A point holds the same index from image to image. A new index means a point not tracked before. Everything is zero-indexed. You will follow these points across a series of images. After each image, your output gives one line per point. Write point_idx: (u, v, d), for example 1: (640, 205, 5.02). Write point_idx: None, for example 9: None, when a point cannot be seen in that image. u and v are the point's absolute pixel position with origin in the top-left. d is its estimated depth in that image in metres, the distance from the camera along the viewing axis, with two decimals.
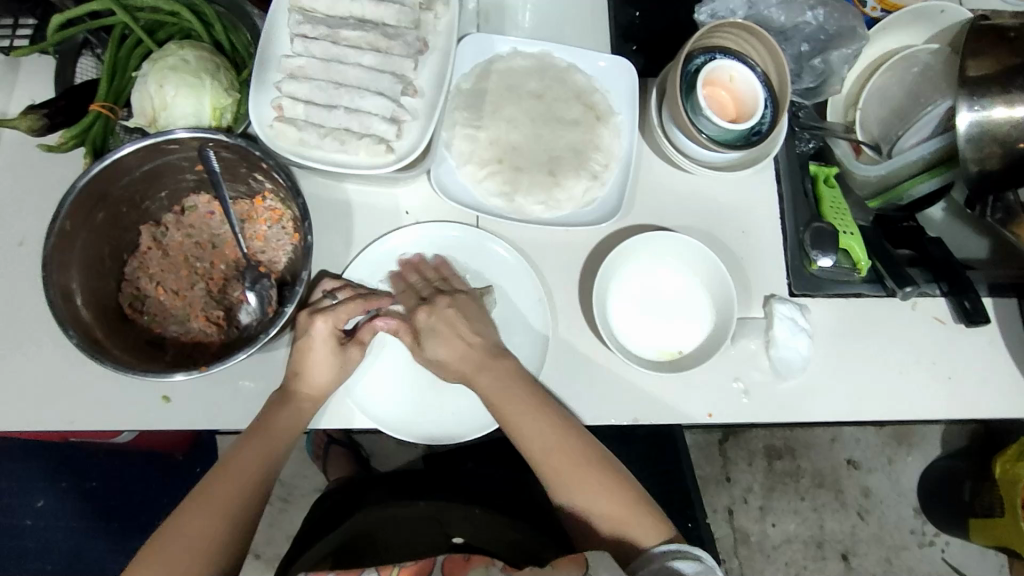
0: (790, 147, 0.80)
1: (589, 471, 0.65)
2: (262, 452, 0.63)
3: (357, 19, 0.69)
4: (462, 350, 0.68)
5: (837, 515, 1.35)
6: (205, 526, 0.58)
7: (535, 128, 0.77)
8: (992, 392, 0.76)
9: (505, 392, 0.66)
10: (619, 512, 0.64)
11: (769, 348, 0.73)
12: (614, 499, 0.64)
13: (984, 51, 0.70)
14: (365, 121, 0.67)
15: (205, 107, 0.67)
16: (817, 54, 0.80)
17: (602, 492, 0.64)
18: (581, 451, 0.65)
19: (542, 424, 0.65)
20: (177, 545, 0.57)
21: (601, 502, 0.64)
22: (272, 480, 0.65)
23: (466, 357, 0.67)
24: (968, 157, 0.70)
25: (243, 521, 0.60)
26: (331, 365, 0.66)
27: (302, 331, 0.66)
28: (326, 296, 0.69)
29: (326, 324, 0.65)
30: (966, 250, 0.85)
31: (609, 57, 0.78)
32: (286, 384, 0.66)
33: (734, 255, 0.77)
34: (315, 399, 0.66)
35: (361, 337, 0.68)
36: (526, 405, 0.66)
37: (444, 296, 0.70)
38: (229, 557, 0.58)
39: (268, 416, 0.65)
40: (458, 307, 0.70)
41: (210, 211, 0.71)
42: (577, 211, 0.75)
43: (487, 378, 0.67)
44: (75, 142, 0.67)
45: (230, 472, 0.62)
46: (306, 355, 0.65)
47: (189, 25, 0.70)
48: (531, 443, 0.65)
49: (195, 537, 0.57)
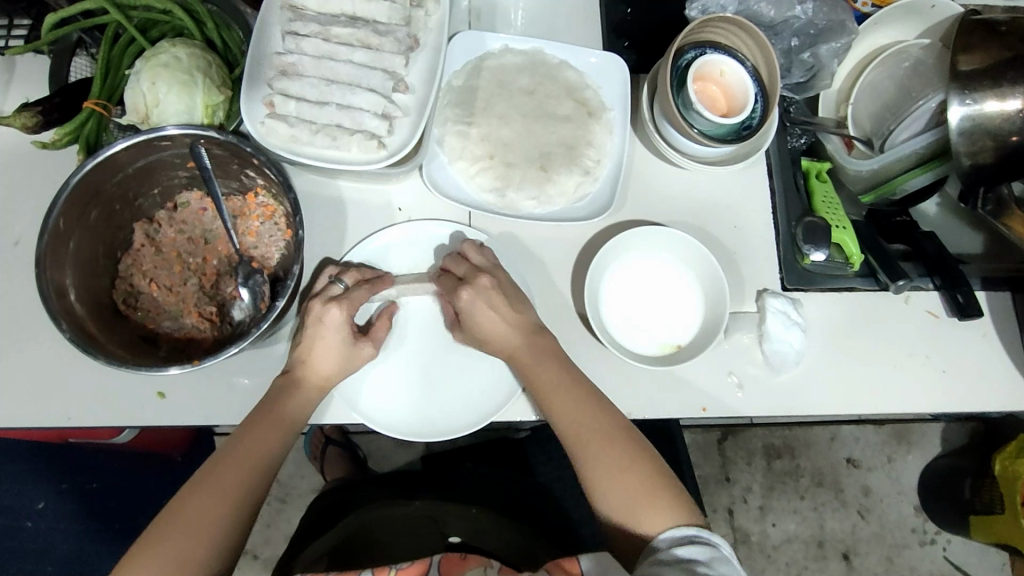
0: (782, 141, 0.80)
1: (615, 451, 0.62)
2: (269, 435, 0.62)
3: (348, 16, 0.70)
4: (510, 324, 0.68)
5: (837, 514, 1.34)
6: (211, 506, 0.57)
7: (527, 124, 0.77)
8: (988, 387, 0.76)
9: (539, 367, 0.66)
10: (636, 495, 0.60)
11: (762, 341, 0.73)
12: (637, 483, 0.60)
13: (974, 46, 0.70)
14: (357, 118, 0.67)
15: (197, 104, 0.68)
16: (806, 48, 0.80)
17: (624, 473, 0.61)
18: (608, 431, 0.63)
19: (573, 400, 0.64)
20: (183, 526, 0.55)
21: (620, 484, 0.60)
22: (281, 462, 0.64)
23: (507, 337, 0.67)
24: (962, 149, 0.70)
25: (251, 502, 0.59)
26: (341, 358, 0.67)
27: (315, 321, 0.66)
28: (332, 281, 0.69)
29: (342, 311, 0.66)
30: (960, 244, 0.86)
31: (600, 54, 0.79)
32: (292, 368, 0.66)
33: (727, 250, 0.77)
34: (317, 381, 0.66)
35: (376, 333, 0.69)
36: (558, 382, 0.65)
37: (486, 275, 0.68)
38: (234, 539, 0.57)
39: (278, 400, 0.65)
40: (501, 286, 0.69)
41: (203, 207, 0.72)
42: (569, 206, 0.75)
43: (524, 351, 0.67)
44: (70, 138, 0.68)
45: (240, 453, 0.60)
46: (319, 343, 0.66)
47: (181, 23, 0.71)
48: (563, 422, 0.64)
49: (200, 517, 0.56)
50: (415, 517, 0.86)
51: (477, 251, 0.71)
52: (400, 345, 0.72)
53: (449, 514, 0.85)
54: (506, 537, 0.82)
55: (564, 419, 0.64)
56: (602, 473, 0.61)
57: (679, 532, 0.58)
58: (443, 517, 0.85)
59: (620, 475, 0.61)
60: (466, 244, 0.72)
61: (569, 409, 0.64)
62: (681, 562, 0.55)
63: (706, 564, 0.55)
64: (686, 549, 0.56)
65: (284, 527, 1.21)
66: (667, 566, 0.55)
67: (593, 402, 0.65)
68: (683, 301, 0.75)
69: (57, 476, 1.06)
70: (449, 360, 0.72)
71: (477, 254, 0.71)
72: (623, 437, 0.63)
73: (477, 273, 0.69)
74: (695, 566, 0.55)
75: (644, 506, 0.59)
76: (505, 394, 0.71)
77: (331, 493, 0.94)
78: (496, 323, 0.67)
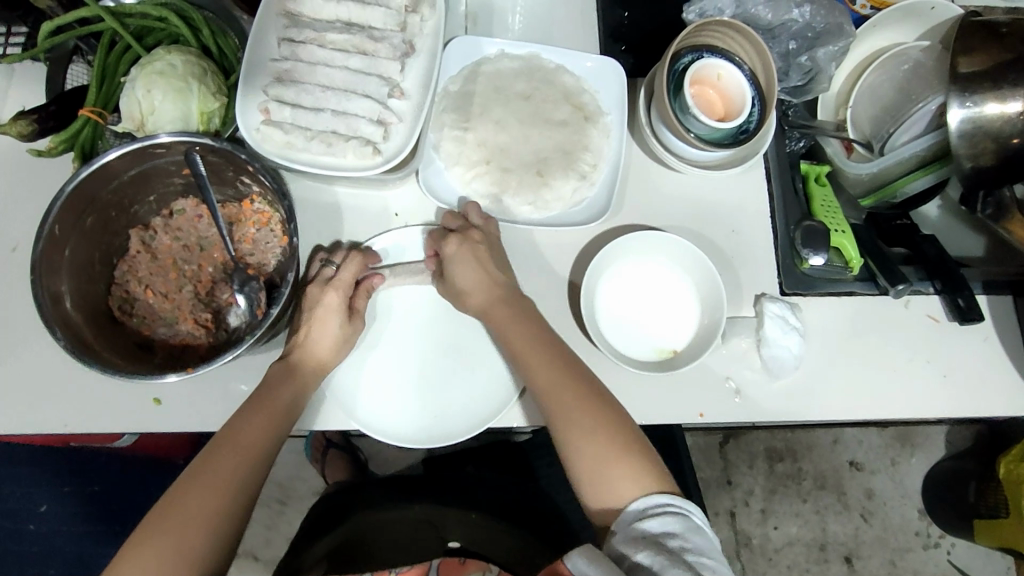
0: (779, 145, 0.80)
1: (588, 414, 0.62)
2: (263, 425, 0.62)
3: (344, 22, 0.70)
4: (490, 287, 0.69)
5: (840, 517, 1.33)
6: (206, 501, 0.56)
7: (524, 129, 0.77)
8: (989, 391, 0.75)
9: (518, 334, 0.66)
10: (609, 463, 0.60)
11: (760, 346, 0.72)
12: (611, 451, 0.60)
13: (975, 48, 0.70)
14: (352, 124, 0.67)
15: (192, 112, 0.68)
16: (805, 51, 0.79)
17: (598, 441, 0.60)
18: (586, 399, 0.62)
19: (552, 367, 0.64)
20: (176, 521, 0.55)
21: (594, 450, 0.60)
22: (277, 451, 0.63)
23: (487, 291, 0.69)
24: (961, 152, 0.69)
25: (248, 494, 0.59)
26: (340, 342, 0.68)
27: (314, 303, 0.68)
28: (326, 263, 0.71)
29: (338, 294, 0.68)
30: (964, 247, 0.85)
31: (597, 58, 0.79)
32: (291, 355, 0.67)
33: (724, 253, 0.77)
34: (310, 381, 0.67)
35: (356, 304, 0.70)
36: (539, 349, 0.65)
37: (477, 232, 0.71)
38: (229, 533, 0.56)
39: (272, 388, 0.64)
40: (488, 242, 0.71)
41: (199, 214, 0.71)
42: (565, 211, 0.75)
43: (501, 316, 0.68)
44: (64, 147, 0.68)
45: (234, 444, 0.60)
46: (318, 327, 0.67)
47: (177, 30, 0.71)
48: (540, 388, 0.64)
49: (195, 511, 0.55)
50: (413, 521, 0.85)
51: (479, 211, 0.72)
52: (396, 349, 0.73)
53: (449, 518, 0.85)
54: (505, 543, 0.82)
55: (542, 386, 0.64)
56: (576, 439, 0.61)
57: (651, 501, 0.57)
58: (441, 522, 0.85)
59: (594, 442, 0.60)
60: (468, 202, 0.73)
61: (548, 375, 0.64)
62: (654, 535, 0.55)
63: (680, 536, 0.55)
64: (658, 522, 0.56)
65: (285, 530, 1.21)
66: (639, 541, 0.55)
67: (572, 370, 0.64)
68: (680, 306, 0.74)
69: (61, 479, 1.05)
70: (445, 365, 0.72)
71: (478, 216, 0.72)
72: (600, 406, 0.62)
73: (468, 230, 0.71)
74: (668, 540, 0.55)
75: (616, 470, 0.59)
76: (499, 401, 0.70)
77: (330, 497, 0.92)
78: (474, 280, 0.69)
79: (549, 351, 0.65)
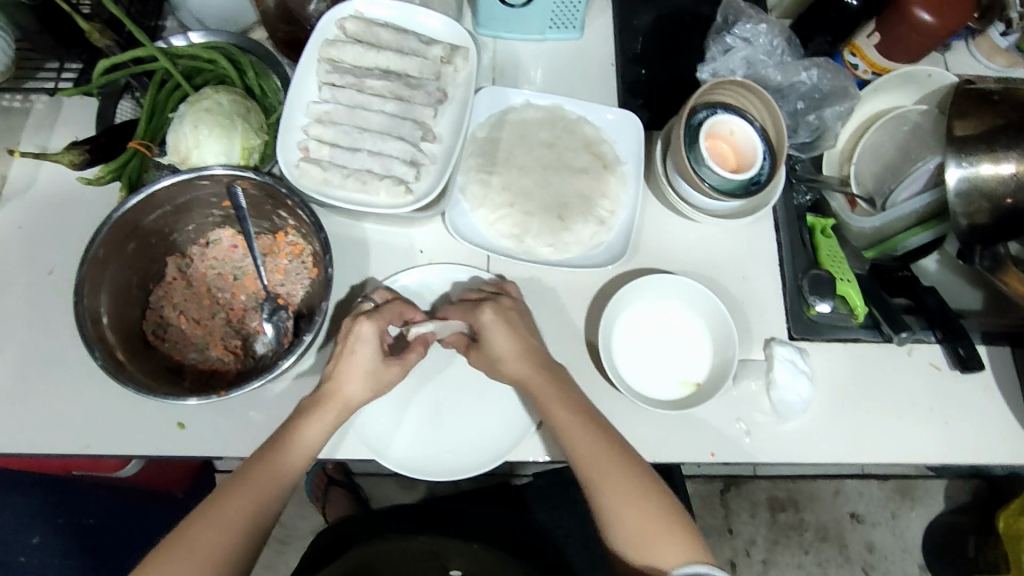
0: (788, 199, 0.84)
1: (632, 483, 0.63)
2: (286, 452, 0.63)
3: (381, 70, 0.75)
4: (520, 351, 0.68)
5: (841, 571, 1.32)
6: (229, 517, 0.59)
7: (545, 174, 0.81)
8: (990, 439, 0.77)
9: (550, 388, 0.67)
10: (645, 528, 0.61)
11: (769, 389, 0.75)
12: (650, 516, 0.62)
13: (968, 113, 0.74)
14: (387, 164, 0.71)
15: (236, 146, 0.71)
16: (812, 111, 0.85)
17: (633, 506, 0.62)
18: (627, 469, 0.64)
19: (589, 433, 0.65)
20: (205, 527, 0.58)
21: (636, 515, 0.62)
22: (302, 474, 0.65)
23: (524, 360, 0.68)
24: (958, 209, 0.73)
25: (268, 513, 0.61)
26: (365, 372, 0.66)
27: (347, 335, 0.67)
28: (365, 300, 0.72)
29: (372, 325, 0.67)
30: (960, 301, 0.87)
31: (617, 111, 0.83)
32: (321, 389, 0.66)
33: (734, 298, 0.80)
34: (334, 413, 0.65)
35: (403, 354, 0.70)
36: (575, 413, 0.66)
37: (507, 300, 0.71)
38: (249, 547, 0.59)
39: (295, 417, 0.65)
40: (518, 310, 0.72)
41: (233, 244, 0.75)
42: (585, 253, 0.79)
43: (541, 386, 0.67)
44: (112, 176, 0.71)
45: (257, 469, 0.62)
46: (348, 358, 0.66)
47: (224, 72, 0.75)
48: (577, 453, 0.65)
49: (216, 528, 0.58)
50: (419, 552, 0.84)
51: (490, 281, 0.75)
52: (415, 377, 0.75)
53: (453, 549, 0.84)
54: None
55: (579, 450, 0.65)
56: (617, 505, 0.62)
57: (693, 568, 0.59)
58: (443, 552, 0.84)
59: (632, 505, 0.62)
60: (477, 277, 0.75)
61: (585, 443, 0.64)
62: None
63: None
64: None
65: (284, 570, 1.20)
66: None
67: (610, 437, 0.65)
68: (692, 348, 0.77)
69: (52, 511, 0.91)
70: (462, 394, 0.74)
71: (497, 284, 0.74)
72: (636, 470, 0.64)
73: (500, 297, 0.72)
74: None
75: (660, 542, 0.61)
76: (513, 439, 0.72)
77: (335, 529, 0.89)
78: (509, 345, 0.68)
79: (590, 422, 0.66)
